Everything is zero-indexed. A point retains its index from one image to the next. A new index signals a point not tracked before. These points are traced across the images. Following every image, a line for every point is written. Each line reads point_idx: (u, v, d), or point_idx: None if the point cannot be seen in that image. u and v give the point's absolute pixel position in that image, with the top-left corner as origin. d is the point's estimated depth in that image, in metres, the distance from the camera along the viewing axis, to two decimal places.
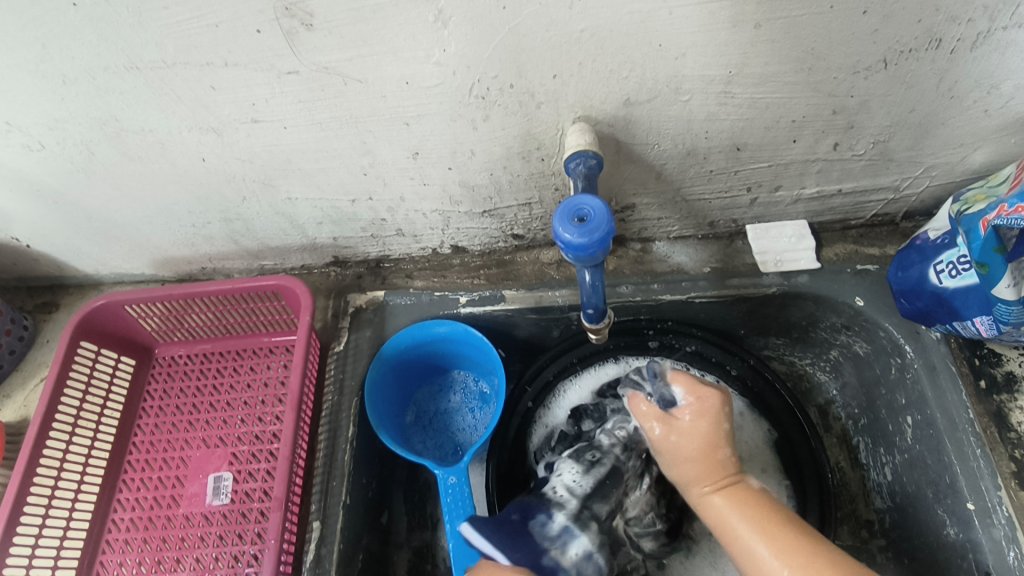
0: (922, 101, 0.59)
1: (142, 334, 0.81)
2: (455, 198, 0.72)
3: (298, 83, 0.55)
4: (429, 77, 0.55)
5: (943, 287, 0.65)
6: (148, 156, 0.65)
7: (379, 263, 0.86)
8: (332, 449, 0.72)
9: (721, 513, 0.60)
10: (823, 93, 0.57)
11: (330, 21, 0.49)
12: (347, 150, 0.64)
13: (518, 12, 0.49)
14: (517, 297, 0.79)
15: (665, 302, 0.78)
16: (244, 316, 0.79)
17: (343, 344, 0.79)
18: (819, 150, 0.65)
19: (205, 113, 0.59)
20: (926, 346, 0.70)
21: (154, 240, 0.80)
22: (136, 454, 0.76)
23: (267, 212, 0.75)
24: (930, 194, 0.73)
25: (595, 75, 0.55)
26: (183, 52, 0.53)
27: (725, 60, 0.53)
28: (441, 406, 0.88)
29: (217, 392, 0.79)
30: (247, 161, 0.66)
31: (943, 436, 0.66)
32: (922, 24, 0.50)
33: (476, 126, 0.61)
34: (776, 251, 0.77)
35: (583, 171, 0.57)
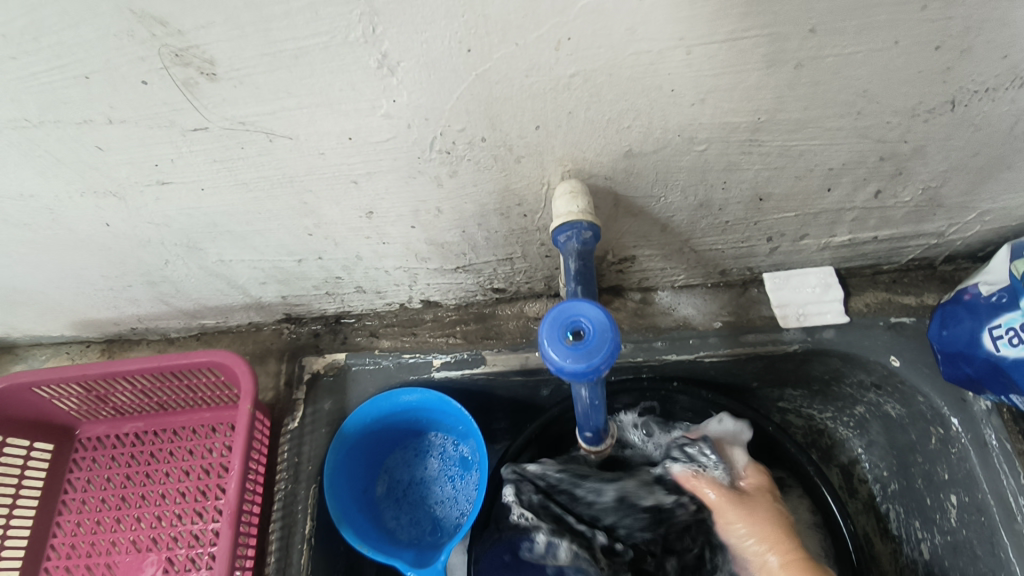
0: (990, 145, 0.48)
1: (59, 415, 0.69)
2: (422, 256, 0.60)
3: (209, 140, 0.43)
4: (377, 131, 0.43)
5: (1001, 356, 0.55)
6: (36, 222, 0.52)
7: (339, 318, 0.74)
8: (286, 552, 0.62)
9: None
10: (871, 139, 0.46)
11: (238, 68, 0.37)
12: (284, 211, 0.52)
13: (488, 55, 0.37)
14: (499, 359, 0.68)
15: (670, 362, 0.67)
16: (179, 391, 0.68)
17: (297, 420, 0.68)
18: (857, 199, 0.54)
19: (97, 176, 0.47)
20: (974, 419, 0.60)
21: (68, 304, 0.68)
22: (53, 561, 0.65)
23: (198, 274, 0.62)
24: (979, 238, 0.62)
25: (589, 124, 0.43)
26: (49, 109, 0.40)
27: (756, 106, 0.42)
28: (417, 475, 0.77)
29: (150, 480, 0.68)
30: (162, 225, 0.53)
31: (997, 527, 0.57)
32: (1008, 60, 0.39)
33: (442, 183, 0.49)
34: (798, 303, 0.67)
35: (575, 247, 0.46)
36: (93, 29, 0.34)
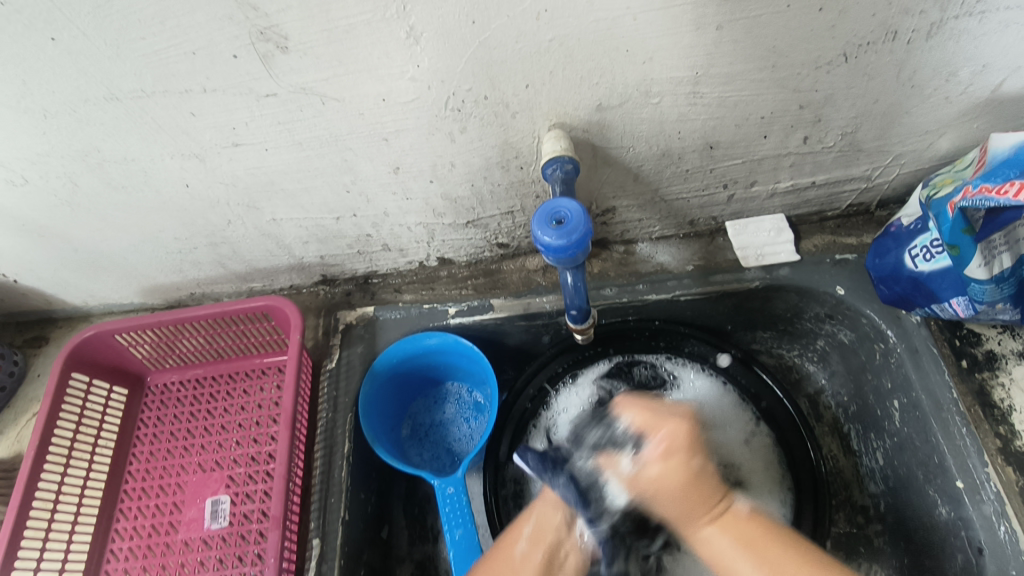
0: (885, 92, 0.61)
1: (133, 363, 0.81)
2: (438, 211, 0.73)
3: (277, 105, 0.57)
4: (404, 93, 0.56)
5: (919, 270, 0.66)
6: (132, 186, 0.66)
7: (367, 279, 0.87)
8: (328, 466, 0.73)
9: (714, 545, 0.52)
10: (788, 89, 0.59)
11: (305, 42, 0.50)
12: (329, 168, 0.65)
13: (487, 25, 0.50)
14: (506, 305, 0.79)
15: (651, 302, 0.79)
16: (236, 338, 0.81)
17: (335, 361, 0.79)
18: (790, 144, 0.67)
19: (187, 140, 0.60)
20: (907, 331, 0.71)
21: (142, 269, 0.81)
22: (131, 483, 0.76)
23: (253, 234, 0.75)
24: (902, 181, 0.75)
25: (567, 82, 0.56)
26: (162, 80, 0.53)
27: (692, 62, 0.55)
28: (436, 418, 0.87)
29: (211, 416, 0.80)
30: (230, 184, 0.67)
31: (929, 417, 0.67)
32: (877, 18, 0.52)
33: (454, 139, 0.62)
34: (756, 246, 0.78)
35: (560, 176, 0.60)
36: (203, 14, 0.47)
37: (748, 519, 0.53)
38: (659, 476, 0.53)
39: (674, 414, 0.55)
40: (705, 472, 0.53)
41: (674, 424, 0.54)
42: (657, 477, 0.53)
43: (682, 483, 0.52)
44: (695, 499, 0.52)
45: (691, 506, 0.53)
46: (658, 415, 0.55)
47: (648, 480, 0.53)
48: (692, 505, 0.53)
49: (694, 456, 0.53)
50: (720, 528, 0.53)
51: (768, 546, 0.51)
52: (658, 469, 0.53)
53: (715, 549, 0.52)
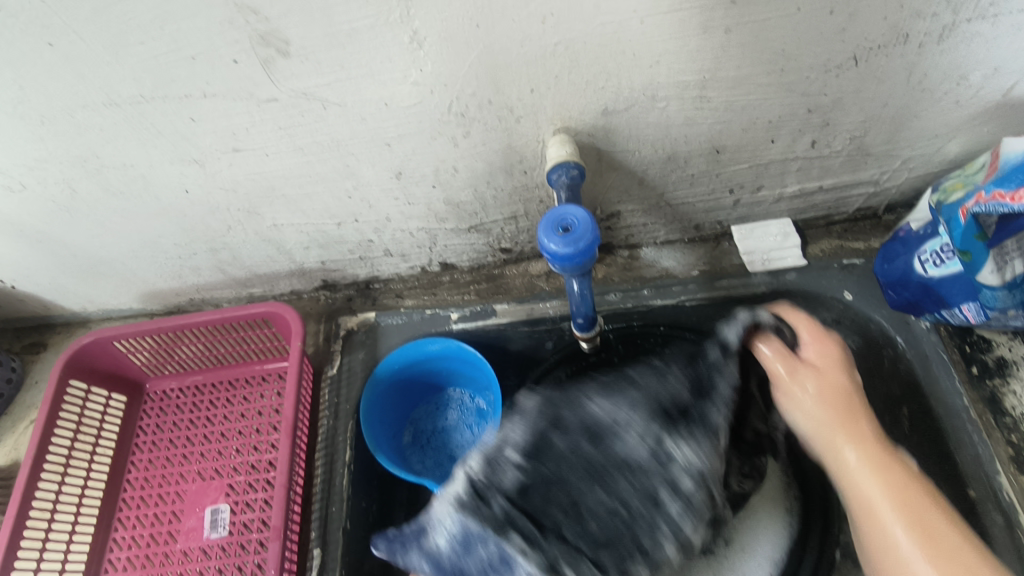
0: (895, 96, 0.60)
1: (132, 370, 0.80)
2: (441, 216, 0.73)
3: (277, 110, 0.56)
4: (407, 97, 0.55)
5: (929, 276, 0.65)
6: (130, 191, 0.65)
7: (369, 284, 0.86)
8: (331, 474, 0.72)
9: (855, 477, 0.56)
10: (797, 93, 0.59)
11: (307, 47, 0.50)
12: (330, 173, 0.64)
13: (492, 29, 0.49)
14: (509, 311, 0.79)
15: (657, 308, 0.77)
16: (235, 345, 0.80)
17: (336, 368, 0.79)
18: (797, 149, 0.66)
19: (186, 145, 0.59)
20: (916, 336, 0.70)
21: (141, 274, 0.80)
22: (129, 491, 0.75)
23: (253, 240, 0.75)
24: (910, 185, 0.74)
25: (572, 86, 0.55)
26: (161, 85, 0.52)
27: (699, 65, 0.54)
28: (438, 425, 0.86)
29: (210, 423, 0.79)
30: (230, 190, 0.66)
31: (939, 425, 0.66)
32: (888, 21, 0.51)
33: (458, 143, 0.61)
34: (762, 251, 0.77)
35: (565, 181, 0.59)
36: (203, 18, 0.47)
37: (862, 462, 0.56)
38: (816, 417, 0.59)
39: (823, 338, 0.63)
40: (853, 387, 0.60)
41: (822, 344, 0.63)
42: (815, 386, 0.60)
43: (842, 413, 0.58)
44: (844, 412, 0.58)
45: (843, 424, 0.58)
46: (814, 339, 0.63)
47: (814, 410, 0.59)
48: (842, 419, 0.58)
49: (852, 401, 0.59)
50: (860, 451, 0.56)
51: (911, 493, 0.53)
52: (811, 402, 0.59)
53: (864, 487, 0.55)
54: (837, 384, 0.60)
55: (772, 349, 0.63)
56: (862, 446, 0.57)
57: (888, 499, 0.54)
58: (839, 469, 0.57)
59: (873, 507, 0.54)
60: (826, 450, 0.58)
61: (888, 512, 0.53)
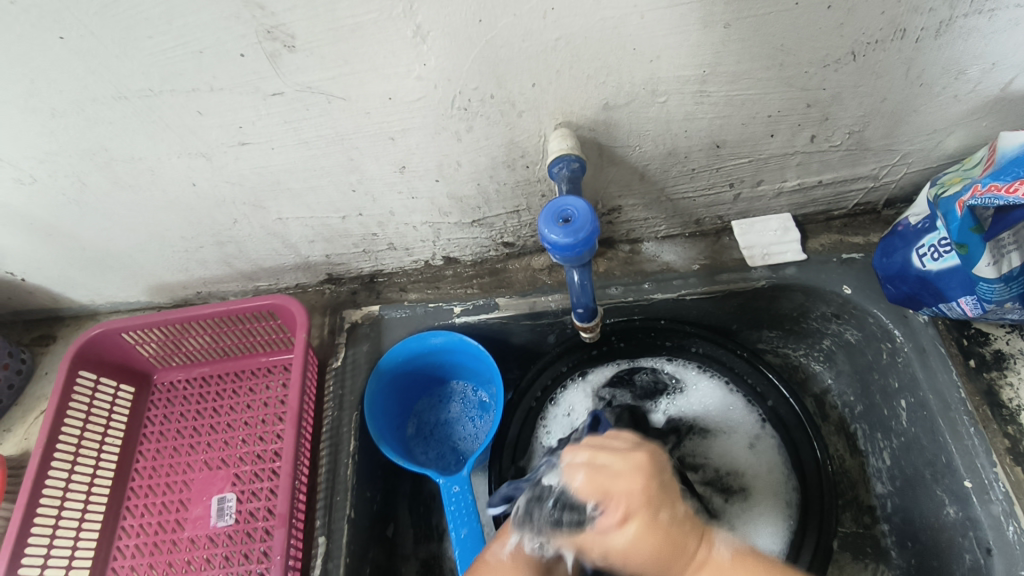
0: (893, 90, 0.61)
1: (140, 361, 0.82)
2: (444, 210, 0.73)
3: (283, 103, 0.57)
4: (411, 91, 0.56)
5: (927, 270, 0.66)
6: (139, 184, 0.66)
7: (372, 278, 0.87)
8: (334, 464, 0.73)
9: None
10: (796, 88, 0.59)
11: (312, 41, 0.50)
12: (334, 167, 0.65)
13: (494, 24, 0.50)
14: (511, 304, 0.79)
15: (657, 301, 0.79)
16: (242, 337, 0.81)
17: (340, 360, 0.80)
18: (797, 143, 0.67)
19: (194, 139, 0.60)
20: (915, 330, 0.70)
21: (148, 267, 0.81)
22: (138, 480, 0.77)
23: (259, 233, 0.76)
24: (909, 180, 0.75)
25: (573, 81, 0.56)
26: (169, 79, 0.54)
27: (699, 60, 0.55)
28: (441, 417, 0.87)
29: (217, 414, 0.80)
30: (237, 183, 0.67)
31: (936, 417, 0.67)
32: (885, 16, 0.52)
33: (460, 138, 0.62)
34: (762, 245, 0.78)
35: (566, 174, 0.60)
36: (211, 13, 0.48)
37: (734, 562, 0.46)
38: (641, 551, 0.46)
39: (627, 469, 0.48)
40: (679, 518, 0.46)
41: (641, 472, 0.47)
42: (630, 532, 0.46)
43: (653, 549, 0.45)
44: (671, 551, 0.46)
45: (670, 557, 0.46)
46: (624, 461, 0.48)
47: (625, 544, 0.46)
48: (665, 549, 0.46)
49: (659, 513, 0.46)
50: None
51: (774, 572, 0.49)
52: (623, 539, 0.46)
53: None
54: (661, 528, 0.45)
55: (617, 486, 0.47)
56: (715, 570, 0.46)
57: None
58: (701, 573, 0.46)
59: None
60: (693, 563, 0.46)
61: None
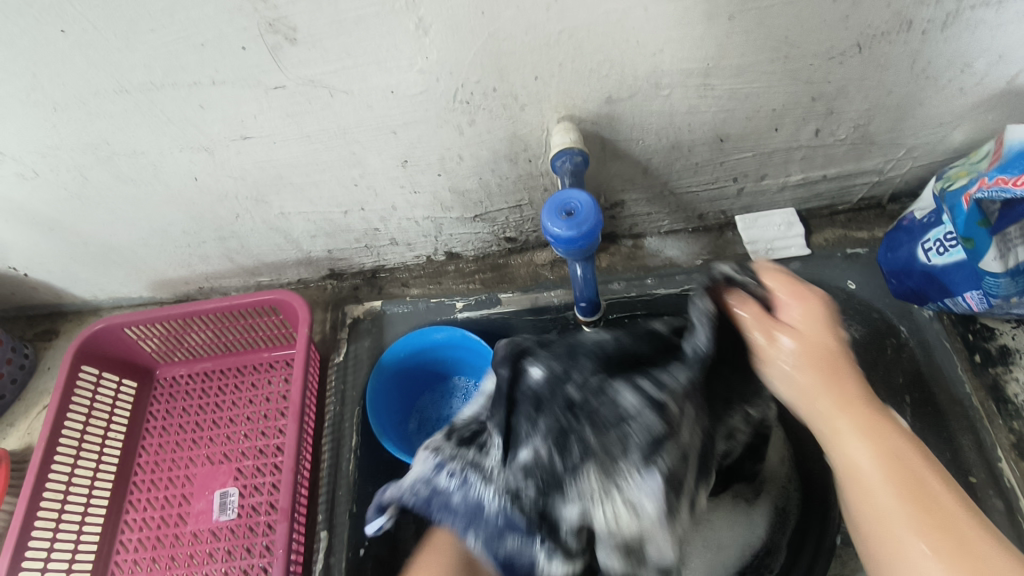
0: (899, 83, 0.60)
1: (142, 356, 0.82)
2: (446, 205, 0.73)
3: (285, 97, 0.56)
4: (413, 85, 0.56)
5: (932, 264, 0.65)
6: (141, 179, 0.66)
7: (375, 273, 0.87)
8: (337, 459, 0.73)
9: (855, 470, 0.47)
10: (800, 81, 0.59)
11: (314, 34, 0.50)
12: (337, 161, 0.65)
13: (497, 16, 0.50)
14: (513, 300, 0.79)
15: (660, 297, 0.77)
16: (244, 332, 0.81)
17: (343, 355, 0.80)
18: (801, 137, 0.67)
19: (196, 133, 0.60)
20: (920, 324, 0.70)
21: (151, 262, 0.81)
22: (140, 475, 0.77)
23: (261, 228, 0.76)
24: (914, 175, 0.75)
25: (576, 73, 0.56)
26: (171, 73, 0.53)
27: (703, 53, 0.55)
28: (443, 412, 0.85)
29: (219, 409, 0.80)
30: (239, 178, 0.67)
31: (942, 414, 0.66)
32: (892, 8, 0.52)
33: (463, 131, 0.62)
34: (766, 240, 0.78)
35: (569, 168, 0.60)
36: (213, 6, 0.47)
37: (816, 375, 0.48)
38: (803, 386, 0.49)
39: (810, 296, 0.51)
40: (843, 360, 0.49)
41: (806, 311, 0.50)
42: (797, 343, 0.49)
43: (825, 347, 0.49)
44: (838, 385, 0.48)
45: (840, 399, 0.48)
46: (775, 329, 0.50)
47: (802, 380, 0.49)
48: (840, 398, 0.48)
49: (831, 334, 0.49)
50: (873, 447, 0.46)
51: (910, 472, 0.45)
52: (794, 338, 0.49)
53: (858, 458, 0.46)
54: (819, 342, 0.49)
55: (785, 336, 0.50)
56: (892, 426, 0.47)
57: (838, 409, 0.48)
58: (827, 438, 0.49)
59: (858, 472, 0.46)
60: (813, 421, 0.49)
61: (883, 491, 0.45)
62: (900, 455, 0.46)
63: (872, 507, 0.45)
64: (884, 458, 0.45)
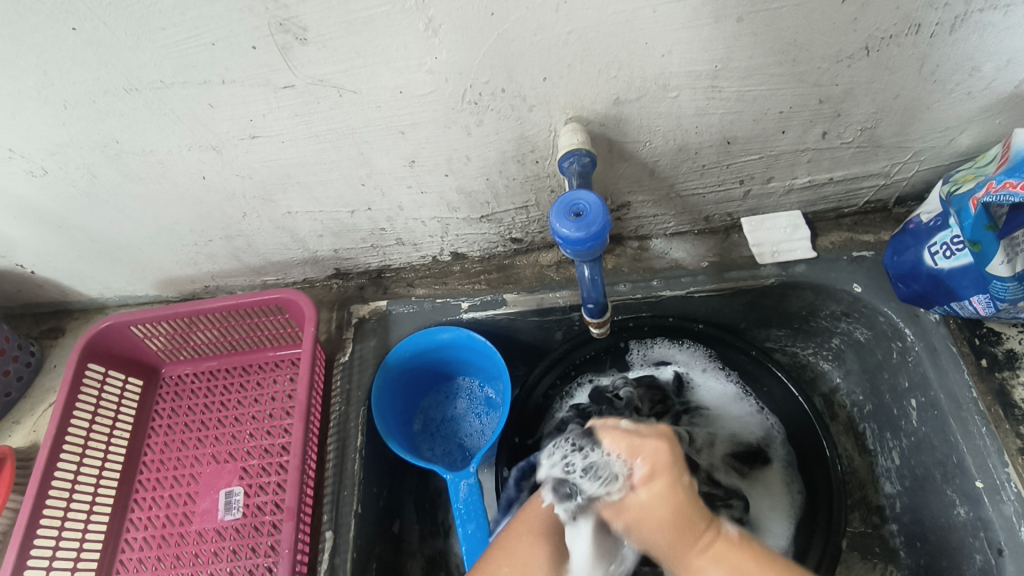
0: (907, 87, 0.60)
1: (148, 355, 0.82)
2: (453, 205, 0.73)
3: (294, 96, 0.57)
4: (422, 85, 0.56)
5: (939, 268, 0.65)
6: (149, 177, 0.66)
7: (380, 273, 0.87)
8: (342, 460, 0.73)
9: None
10: (808, 83, 0.59)
11: (324, 34, 0.50)
12: (344, 161, 0.65)
13: (506, 17, 0.50)
14: (518, 300, 0.79)
15: (666, 298, 0.79)
16: (250, 331, 0.81)
17: (348, 355, 0.80)
18: (808, 140, 0.67)
19: (204, 131, 0.60)
20: (926, 329, 0.70)
21: (157, 261, 0.81)
22: (145, 474, 0.77)
23: (268, 227, 0.76)
24: (921, 178, 0.75)
25: (584, 75, 0.56)
26: (181, 71, 0.54)
27: (711, 54, 0.55)
28: (448, 413, 0.87)
29: (225, 408, 0.80)
30: (246, 177, 0.67)
31: (947, 416, 0.67)
32: (901, 10, 0.52)
33: (470, 132, 0.62)
34: (772, 242, 0.77)
35: (577, 169, 0.60)
36: (224, 4, 0.48)
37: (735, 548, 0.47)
38: (659, 533, 0.48)
39: (656, 432, 0.52)
40: (694, 496, 0.49)
41: (657, 445, 0.50)
42: (649, 500, 0.48)
43: (667, 500, 0.48)
44: (684, 534, 0.47)
45: (681, 539, 0.47)
46: (632, 437, 0.52)
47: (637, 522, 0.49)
48: (676, 538, 0.48)
49: (681, 480, 0.49)
50: (714, 560, 0.47)
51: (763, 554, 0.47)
52: (646, 497, 0.49)
53: None
54: (674, 497, 0.48)
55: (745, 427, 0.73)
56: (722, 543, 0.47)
57: (672, 543, 0.48)
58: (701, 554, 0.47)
59: None
60: (675, 562, 0.49)
61: None
62: (754, 574, 0.46)
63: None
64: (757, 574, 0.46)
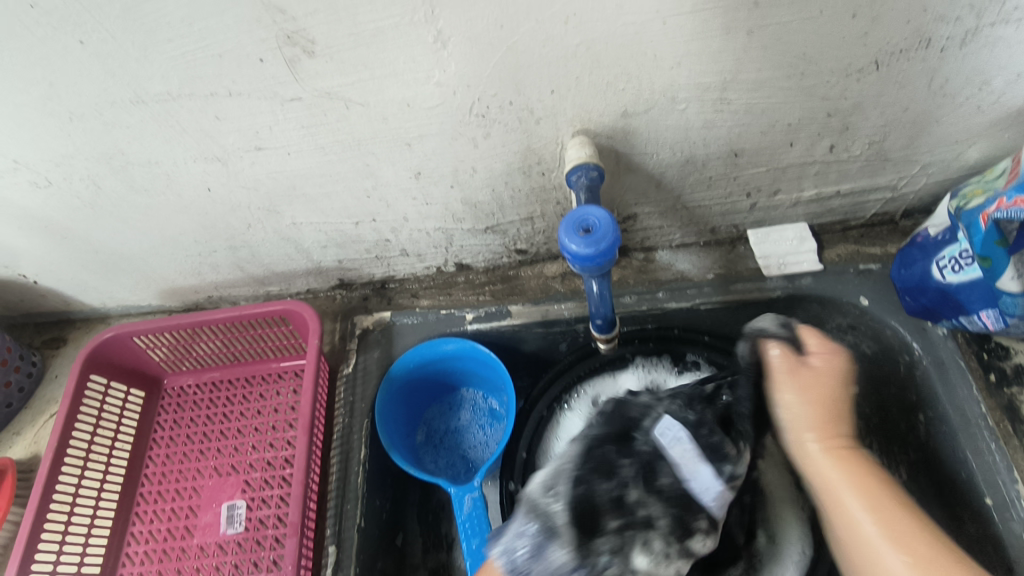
0: (916, 100, 0.60)
1: (150, 366, 0.81)
2: (458, 216, 0.73)
3: (301, 108, 0.56)
4: (429, 97, 0.56)
5: (948, 282, 0.65)
6: (154, 188, 0.66)
7: (384, 284, 0.87)
8: (346, 473, 0.72)
9: (819, 469, 0.55)
10: (817, 96, 0.59)
11: (332, 46, 0.50)
12: (350, 173, 0.65)
13: (515, 30, 0.50)
14: (523, 312, 0.79)
15: (671, 310, 0.78)
16: (252, 342, 0.81)
17: (351, 367, 0.79)
18: (816, 153, 0.67)
19: (210, 143, 0.60)
20: (933, 342, 0.69)
21: (160, 271, 0.81)
22: (147, 486, 0.76)
23: (272, 238, 0.75)
24: (928, 191, 0.74)
25: (592, 88, 0.56)
26: (188, 84, 0.53)
27: (721, 68, 0.54)
28: (452, 425, 0.86)
29: (227, 419, 0.79)
30: (252, 188, 0.67)
31: (956, 432, 0.66)
32: (911, 25, 0.51)
33: (477, 144, 0.62)
34: (778, 255, 0.77)
35: (585, 182, 0.59)
36: (232, 17, 0.47)
37: (843, 461, 0.55)
38: (800, 414, 0.57)
39: (833, 349, 0.59)
40: (843, 424, 0.57)
41: (831, 359, 0.58)
42: (795, 395, 0.57)
43: (813, 399, 0.57)
44: (848, 458, 0.55)
45: (824, 435, 0.56)
46: (822, 348, 0.59)
47: (797, 402, 0.56)
48: (820, 418, 0.56)
49: (840, 425, 0.57)
50: (834, 460, 0.55)
51: (889, 505, 0.52)
52: (792, 395, 0.57)
53: (828, 477, 0.55)
54: (836, 404, 0.57)
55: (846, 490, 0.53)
56: (834, 457, 0.55)
57: (812, 420, 0.56)
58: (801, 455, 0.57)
59: (836, 494, 0.54)
60: (793, 444, 0.58)
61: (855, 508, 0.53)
62: (890, 513, 0.52)
63: (838, 512, 0.54)
64: (882, 518, 0.52)
